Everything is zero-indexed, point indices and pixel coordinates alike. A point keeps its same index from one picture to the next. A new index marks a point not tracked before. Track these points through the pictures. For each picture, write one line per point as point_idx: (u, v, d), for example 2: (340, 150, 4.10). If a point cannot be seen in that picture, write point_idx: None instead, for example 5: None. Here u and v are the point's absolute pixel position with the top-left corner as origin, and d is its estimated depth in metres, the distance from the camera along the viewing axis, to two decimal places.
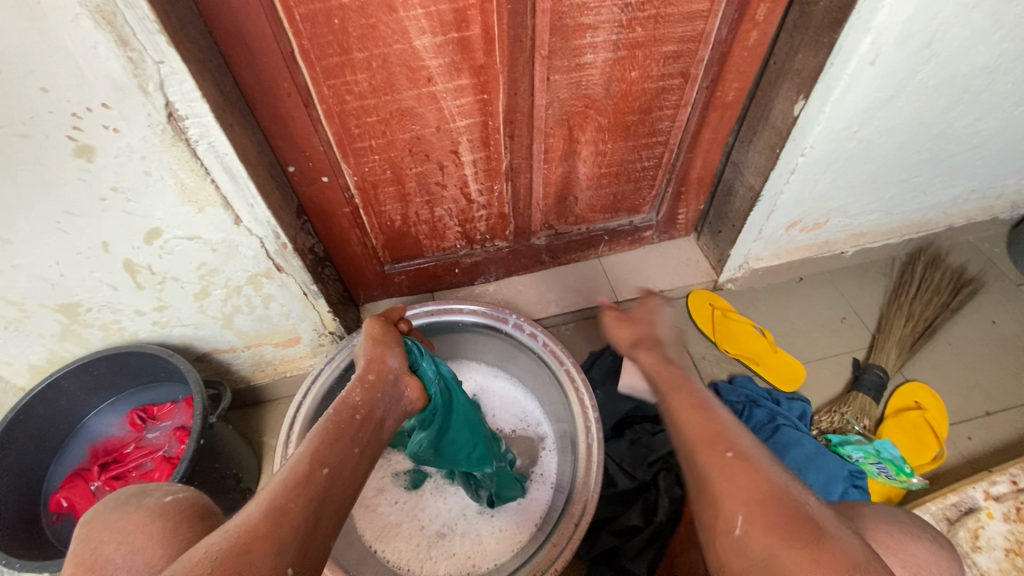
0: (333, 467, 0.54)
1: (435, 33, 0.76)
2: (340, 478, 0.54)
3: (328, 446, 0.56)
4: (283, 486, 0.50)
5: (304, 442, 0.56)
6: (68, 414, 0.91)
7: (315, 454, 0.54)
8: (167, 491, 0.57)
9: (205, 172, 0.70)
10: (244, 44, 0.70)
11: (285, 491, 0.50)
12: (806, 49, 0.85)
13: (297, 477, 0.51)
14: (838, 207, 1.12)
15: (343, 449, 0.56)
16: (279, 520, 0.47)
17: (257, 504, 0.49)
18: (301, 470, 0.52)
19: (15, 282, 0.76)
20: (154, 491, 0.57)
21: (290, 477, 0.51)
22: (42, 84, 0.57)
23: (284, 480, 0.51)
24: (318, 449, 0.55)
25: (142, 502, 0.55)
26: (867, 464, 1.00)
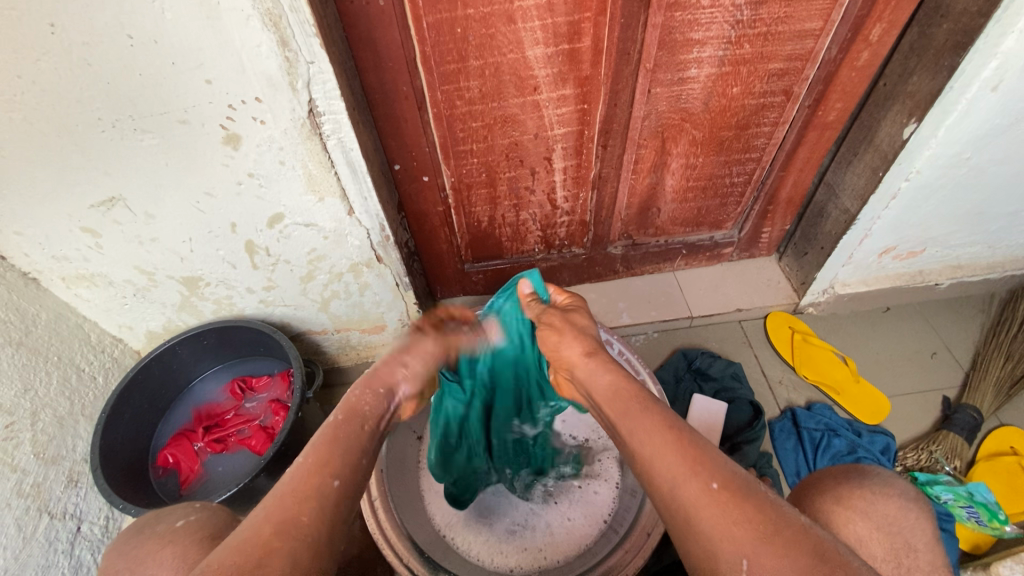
0: (342, 479, 0.52)
1: (548, 44, 0.79)
2: (349, 492, 0.52)
3: (340, 458, 0.54)
4: (294, 492, 0.49)
5: (314, 447, 0.54)
6: (179, 378, 1.00)
7: (322, 467, 0.52)
8: (180, 514, 0.59)
9: (330, 165, 0.76)
10: (374, 49, 0.76)
11: (293, 501, 0.48)
12: (923, 72, 0.83)
13: (308, 488, 0.50)
14: (938, 237, 1.07)
15: (352, 461, 0.55)
16: (291, 529, 0.46)
17: (257, 517, 0.47)
18: (310, 479, 0.50)
19: (152, 254, 0.84)
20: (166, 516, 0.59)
21: (302, 481, 0.50)
22: (208, 77, 0.63)
23: (292, 490, 0.49)
24: (325, 459, 0.53)
25: (155, 529, 0.57)
26: (956, 507, 0.94)
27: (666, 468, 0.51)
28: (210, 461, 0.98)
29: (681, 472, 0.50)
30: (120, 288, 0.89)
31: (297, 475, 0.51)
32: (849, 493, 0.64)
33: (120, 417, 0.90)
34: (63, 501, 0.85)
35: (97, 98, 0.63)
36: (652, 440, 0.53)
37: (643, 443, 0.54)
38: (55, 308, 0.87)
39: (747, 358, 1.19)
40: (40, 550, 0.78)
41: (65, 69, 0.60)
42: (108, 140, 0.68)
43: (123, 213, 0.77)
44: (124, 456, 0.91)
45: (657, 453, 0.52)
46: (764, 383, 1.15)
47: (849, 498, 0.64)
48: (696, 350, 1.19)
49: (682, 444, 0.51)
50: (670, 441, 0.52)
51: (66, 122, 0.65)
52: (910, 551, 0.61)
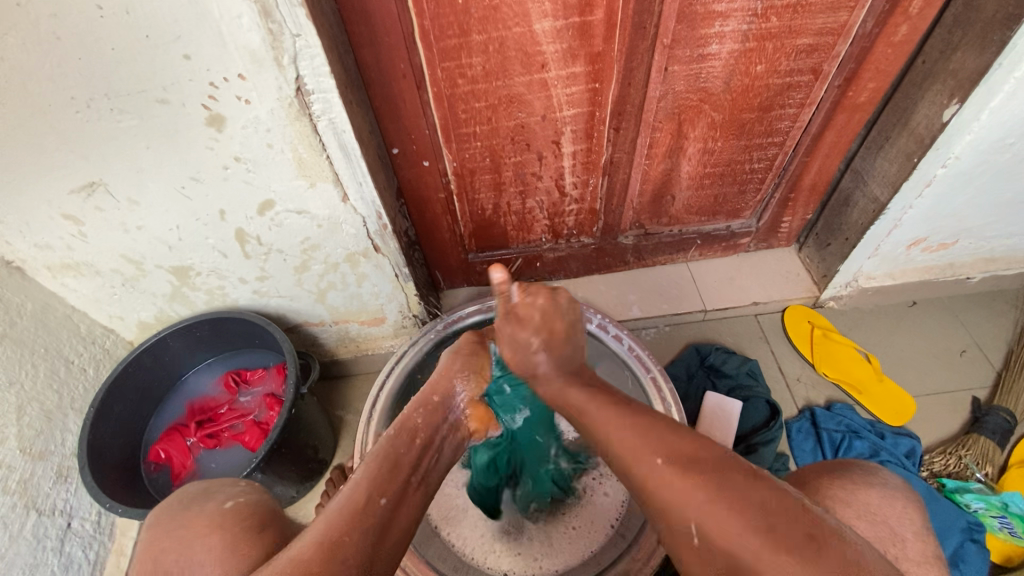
0: (390, 498, 0.53)
1: (557, 16, 0.73)
2: (396, 510, 0.53)
3: (386, 475, 0.56)
4: (344, 508, 0.50)
5: (367, 468, 0.57)
6: (171, 371, 0.97)
7: (373, 483, 0.54)
8: (230, 495, 0.57)
9: (322, 148, 0.71)
10: (368, 22, 0.70)
11: (345, 516, 0.49)
12: (968, 47, 0.76)
13: (357, 503, 0.51)
14: (972, 228, 1.00)
15: (397, 479, 0.56)
16: (338, 542, 0.47)
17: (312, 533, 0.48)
18: (363, 494, 0.52)
19: (139, 242, 0.80)
20: (217, 495, 0.57)
21: (353, 499, 0.51)
22: (186, 52, 0.58)
23: (346, 504, 0.51)
24: (377, 477, 0.55)
25: (203, 507, 0.55)
26: (988, 516, 0.90)
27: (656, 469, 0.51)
28: (203, 457, 0.95)
29: (641, 450, 0.53)
30: (107, 277, 0.85)
31: (350, 490, 0.53)
32: None
33: (110, 411, 0.88)
34: (52, 497, 0.82)
35: (69, 75, 0.59)
36: (617, 431, 0.56)
37: (609, 432, 0.57)
38: (41, 298, 0.84)
39: (764, 354, 1.14)
40: (28, 548, 0.75)
41: (32, 44, 0.55)
42: (83, 121, 0.63)
43: (105, 199, 0.73)
44: (114, 451, 0.88)
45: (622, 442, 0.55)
46: (781, 381, 1.09)
47: (828, 488, 0.67)
48: (711, 346, 1.13)
49: (647, 433, 0.54)
50: (629, 428, 0.56)
51: (37, 101, 0.60)
52: (897, 541, 0.64)
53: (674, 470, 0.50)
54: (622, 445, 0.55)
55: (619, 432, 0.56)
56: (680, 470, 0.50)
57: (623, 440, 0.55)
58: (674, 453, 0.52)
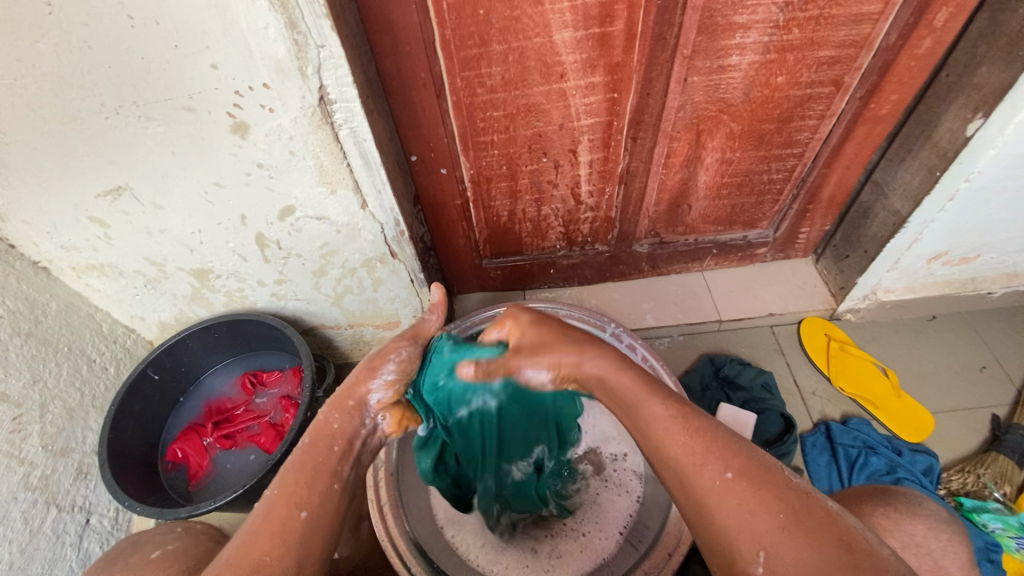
0: (311, 510, 0.54)
1: (577, 27, 0.74)
2: (319, 520, 0.54)
3: (304, 486, 0.56)
4: (260, 530, 0.52)
5: (285, 479, 0.57)
6: (190, 371, 0.98)
7: (292, 495, 0.55)
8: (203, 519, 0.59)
9: (343, 156, 0.72)
10: (390, 32, 0.71)
11: (262, 540, 0.51)
12: (993, 61, 0.75)
13: (275, 524, 0.52)
14: (996, 242, 0.98)
15: (321, 487, 0.56)
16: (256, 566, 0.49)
17: (234, 548, 0.52)
18: (275, 514, 0.53)
19: (162, 245, 0.82)
20: None
21: (271, 517, 0.53)
22: (213, 61, 0.59)
23: (259, 524, 0.53)
24: (296, 491, 0.55)
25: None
26: (1005, 537, 0.88)
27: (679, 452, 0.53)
28: (219, 457, 0.96)
29: (704, 459, 0.52)
30: (130, 278, 0.87)
31: (261, 510, 0.54)
32: None
33: (130, 410, 0.89)
34: (72, 493, 0.84)
35: (100, 82, 0.60)
36: (682, 443, 0.53)
37: (658, 429, 0.55)
38: (66, 298, 0.85)
39: (779, 366, 1.13)
40: (47, 543, 0.77)
41: (65, 52, 0.57)
42: (112, 127, 0.65)
43: (130, 203, 0.74)
44: (134, 450, 0.90)
45: (674, 439, 0.54)
46: (796, 394, 1.08)
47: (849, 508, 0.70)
48: (725, 356, 1.13)
49: (705, 440, 0.53)
50: (682, 429, 0.54)
51: (69, 108, 0.62)
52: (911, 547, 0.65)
53: (734, 481, 0.50)
54: (680, 444, 0.53)
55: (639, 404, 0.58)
56: (744, 498, 0.49)
57: (678, 438, 0.54)
58: (735, 464, 0.51)
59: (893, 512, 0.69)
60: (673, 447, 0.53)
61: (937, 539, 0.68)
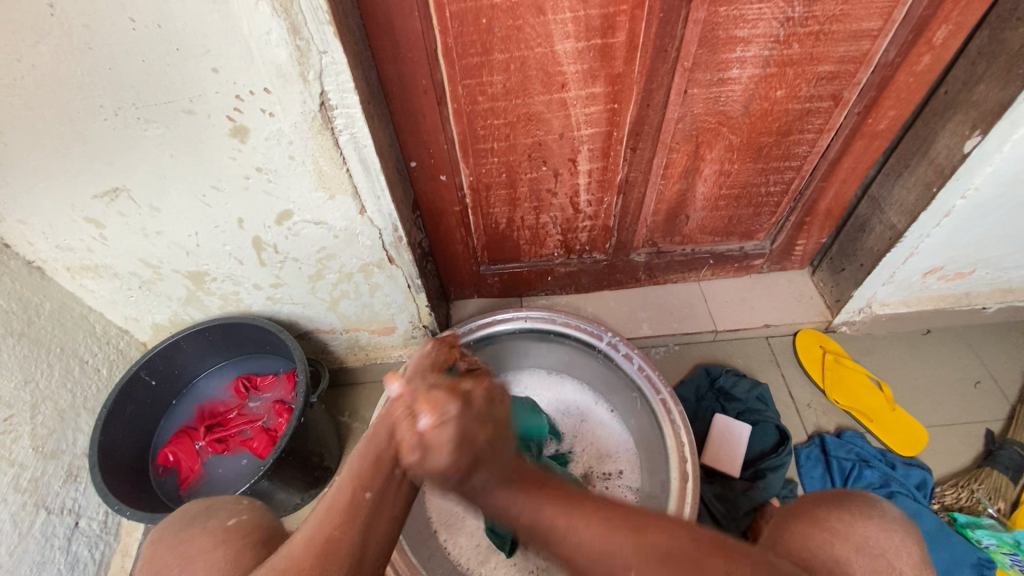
0: (377, 491, 0.48)
1: (579, 38, 0.74)
2: (386, 502, 0.48)
3: (374, 465, 0.49)
4: (329, 510, 0.47)
5: (356, 454, 0.50)
6: (183, 374, 0.97)
7: (359, 475, 0.48)
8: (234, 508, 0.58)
9: (342, 161, 0.72)
10: (393, 38, 0.71)
11: (328, 521, 0.46)
12: (991, 79, 0.75)
13: (343, 504, 0.47)
14: (990, 258, 0.99)
15: (388, 459, 0.49)
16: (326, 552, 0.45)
17: (307, 529, 0.47)
18: (347, 494, 0.48)
19: (158, 247, 0.81)
20: (221, 510, 0.58)
21: (338, 497, 0.47)
22: (214, 65, 0.59)
23: (330, 507, 0.47)
24: (363, 468, 0.49)
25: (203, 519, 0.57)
26: (999, 553, 0.88)
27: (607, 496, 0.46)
28: (210, 462, 0.95)
29: (610, 552, 0.41)
30: (125, 279, 0.86)
31: (332, 492, 0.48)
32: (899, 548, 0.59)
33: (121, 413, 0.88)
34: (61, 495, 0.83)
35: (99, 83, 0.60)
36: (583, 529, 0.43)
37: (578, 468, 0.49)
38: (59, 298, 0.85)
39: (774, 377, 1.13)
40: (36, 546, 0.76)
41: (65, 53, 0.56)
42: (111, 129, 0.64)
43: (127, 204, 0.74)
44: (124, 454, 0.89)
45: (575, 529, 0.43)
46: (791, 406, 1.09)
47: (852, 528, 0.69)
48: (721, 367, 1.13)
49: (605, 519, 0.43)
50: (578, 515, 0.44)
51: (68, 108, 0.61)
52: None
53: (654, 570, 0.40)
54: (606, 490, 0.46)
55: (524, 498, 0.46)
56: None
57: (578, 531, 0.43)
58: (648, 549, 0.41)
59: (847, 514, 0.58)
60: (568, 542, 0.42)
61: (888, 539, 0.57)
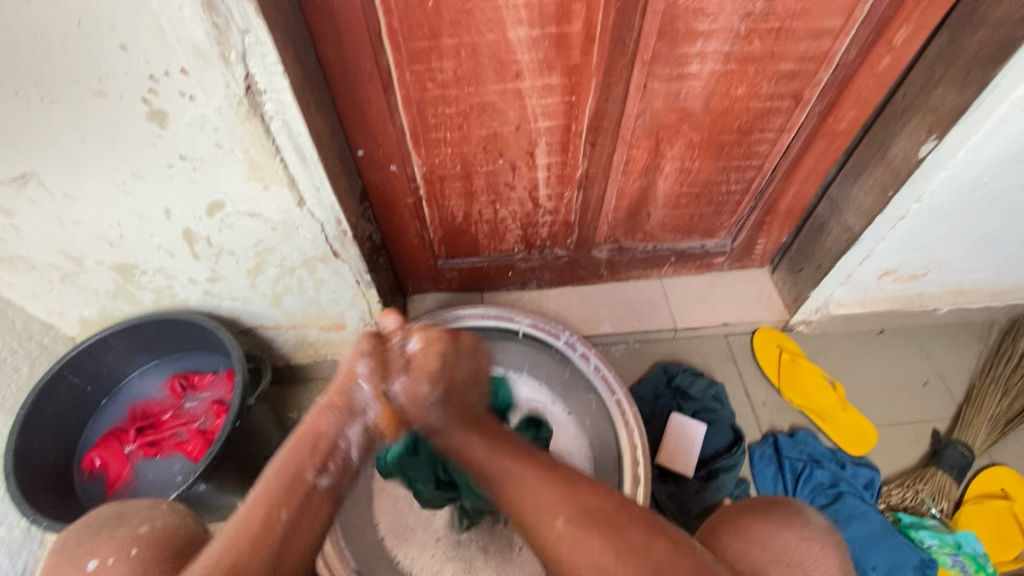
0: (293, 513, 0.50)
1: (532, 26, 0.70)
2: (301, 522, 0.50)
3: (287, 484, 0.51)
4: (239, 534, 0.47)
5: (265, 479, 0.52)
6: (112, 373, 0.91)
7: (270, 499, 0.50)
8: (147, 518, 0.55)
9: (276, 150, 0.67)
10: (331, 18, 0.66)
11: (236, 546, 0.47)
12: (948, 83, 0.74)
13: (252, 531, 0.48)
14: (942, 262, 1.00)
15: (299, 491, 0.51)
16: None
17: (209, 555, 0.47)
18: (257, 513, 0.49)
19: (77, 238, 0.75)
20: (138, 517, 0.55)
21: (250, 518, 0.48)
22: (122, 42, 0.53)
23: (238, 529, 0.48)
24: (275, 491, 0.50)
25: (115, 531, 0.54)
26: (941, 553, 0.90)
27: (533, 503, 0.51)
28: (141, 466, 0.90)
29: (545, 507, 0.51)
30: (43, 272, 0.80)
31: (242, 511, 0.49)
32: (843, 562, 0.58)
33: (41, 414, 0.82)
34: None
35: None
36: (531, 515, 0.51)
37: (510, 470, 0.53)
38: None
39: (732, 376, 1.13)
40: None
41: None
42: (9, 110, 0.58)
43: (38, 192, 0.67)
44: (43, 458, 0.82)
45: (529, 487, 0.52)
46: (746, 404, 1.09)
47: None
48: (678, 366, 1.12)
49: (551, 481, 0.52)
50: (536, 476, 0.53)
51: None
52: None
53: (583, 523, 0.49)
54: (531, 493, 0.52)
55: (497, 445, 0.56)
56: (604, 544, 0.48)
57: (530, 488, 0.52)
58: (578, 508, 0.50)
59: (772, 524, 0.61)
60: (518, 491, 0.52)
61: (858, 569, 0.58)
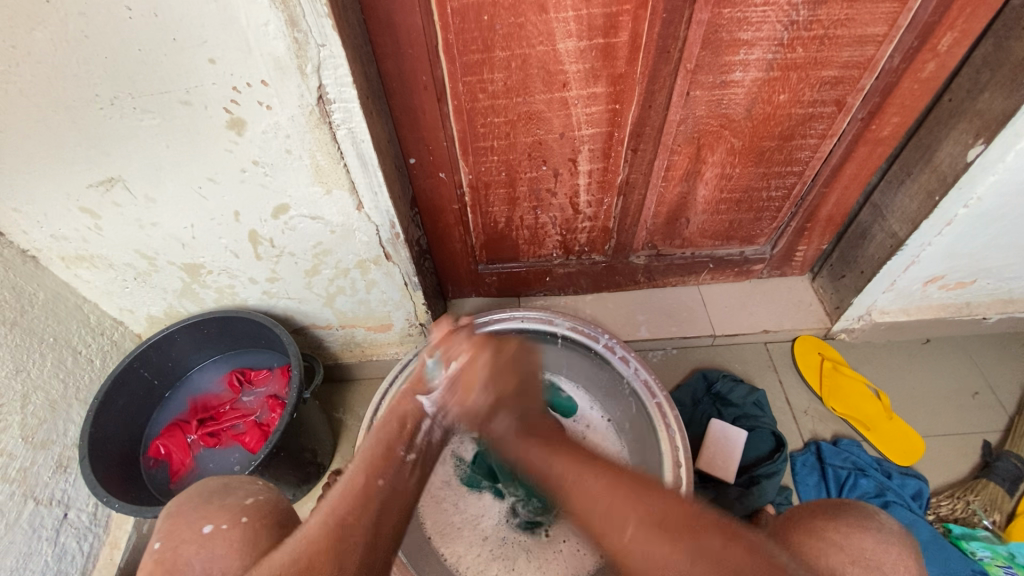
0: (388, 480, 0.58)
1: (581, 37, 0.73)
2: (392, 489, 0.58)
3: (381, 457, 0.60)
4: (344, 493, 0.55)
5: (362, 452, 0.61)
6: (177, 367, 0.97)
7: (368, 469, 0.58)
8: (248, 492, 0.59)
9: (340, 156, 0.71)
10: (394, 33, 0.70)
11: (342, 505, 0.54)
12: (996, 88, 0.75)
13: (356, 489, 0.56)
14: (991, 268, 0.98)
15: (391, 460, 0.60)
16: (341, 531, 0.52)
17: (323, 510, 0.54)
18: (357, 481, 0.57)
19: (153, 238, 0.81)
20: (217, 495, 0.59)
21: (351, 484, 0.56)
22: (211, 56, 0.59)
23: (340, 497, 0.55)
24: (371, 463, 0.59)
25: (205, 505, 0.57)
26: (994, 565, 0.87)
27: (597, 507, 0.57)
28: (202, 456, 0.95)
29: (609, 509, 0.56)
30: (120, 271, 0.86)
31: (347, 478, 0.57)
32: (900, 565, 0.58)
33: (114, 403, 0.88)
34: (51, 486, 0.82)
35: (94, 72, 0.59)
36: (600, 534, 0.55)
37: (580, 490, 0.59)
38: (53, 288, 0.84)
39: (772, 383, 1.12)
40: (23, 537, 0.76)
41: (61, 40, 0.56)
42: (106, 118, 0.64)
43: (123, 195, 0.73)
44: (114, 445, 0.88)
45: (591, 496, 0.58)
46: (787, 412, 1.08)
47: None
48: (717, 372, 1.12)
49: (615, 488, 0.58)
50: (598, 480, 0.59)
51: (63, 97, 0.61)
52: None
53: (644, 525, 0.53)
54: (591, 502, 0.57)
55: (564, 462, 0.63)
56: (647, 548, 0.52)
57: (586, 491, 0.59)
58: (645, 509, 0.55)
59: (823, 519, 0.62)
60: (581, 494, 0.59)
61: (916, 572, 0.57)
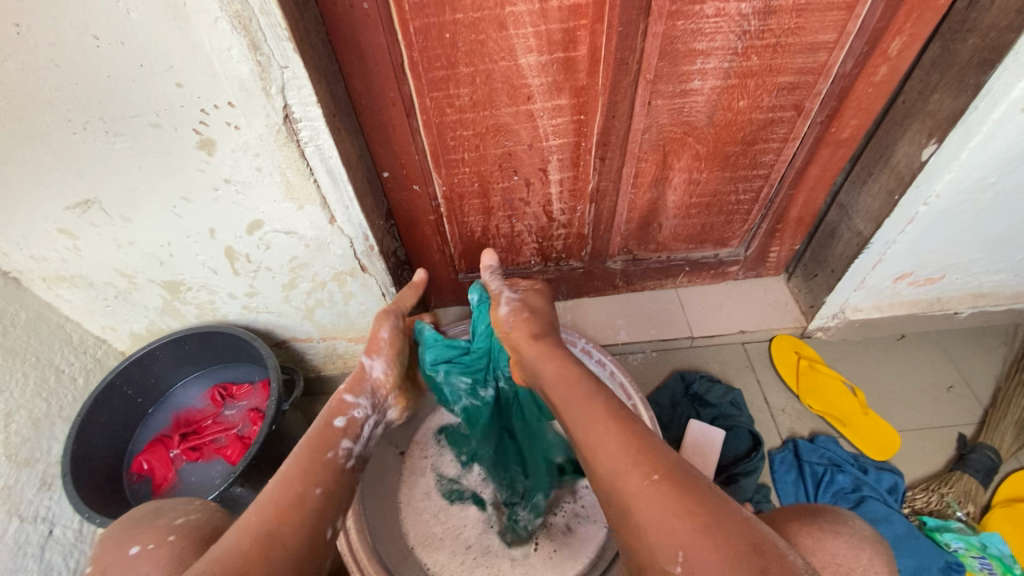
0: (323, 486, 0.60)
1: (541, 51, 0.76)
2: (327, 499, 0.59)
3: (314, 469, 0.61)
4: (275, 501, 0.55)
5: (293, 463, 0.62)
6: (159, 383, 0.98)
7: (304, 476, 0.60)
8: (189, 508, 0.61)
9: (309, 172, 0.73)
10: (359, 52, 0.73)
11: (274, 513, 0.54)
12: (945, 90, 0.77)
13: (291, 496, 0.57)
14: (958, 263, 1.00)
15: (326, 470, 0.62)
16: (276, 538, 0.52)
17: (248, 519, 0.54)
18: (294, 489, 0.58)
19: (131, 257, 0.82)
20: (193, 506, 0.61)
21: (285, 493, 0.57)
22: (178, 80, 0.61)
23: (274, 501, 0.56)
24: (306, 472, 0.60)
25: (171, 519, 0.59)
26: (967, 556, 0.89)
27: (611, 460, 0.54)
28: (185, 469, 0.97)
29: (626, 464, 0.53)
30: (100, 290, 0.88)
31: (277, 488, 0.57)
32: (861, 558, 0.59)
33: (96, 420, 0.89)
34: (34, 504, 0.83)
35: (65, 98, 0.61)
36: (618, 443, 0.55)
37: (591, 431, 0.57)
38: (34, 308, 0.86)
39: (750, 383, 1.14)
40: (8, 554, 0.76)
41: (32, 69, 0.58)
42: (79, 142, 0.66)
43: (98, 216, 0.75)
44: (96, 461, 0.89)
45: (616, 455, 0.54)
46: (765, 410, 1.10)
47: None
48: (695, 373, 1.14)
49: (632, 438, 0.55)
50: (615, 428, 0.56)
51: (36, 123, 0.63)
52: None
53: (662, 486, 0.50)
54: (608, 442, 0.55)
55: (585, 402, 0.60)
56: (661, 468, 0.52)
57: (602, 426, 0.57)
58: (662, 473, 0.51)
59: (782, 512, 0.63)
60: (592, 432, 0.57)
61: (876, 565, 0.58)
